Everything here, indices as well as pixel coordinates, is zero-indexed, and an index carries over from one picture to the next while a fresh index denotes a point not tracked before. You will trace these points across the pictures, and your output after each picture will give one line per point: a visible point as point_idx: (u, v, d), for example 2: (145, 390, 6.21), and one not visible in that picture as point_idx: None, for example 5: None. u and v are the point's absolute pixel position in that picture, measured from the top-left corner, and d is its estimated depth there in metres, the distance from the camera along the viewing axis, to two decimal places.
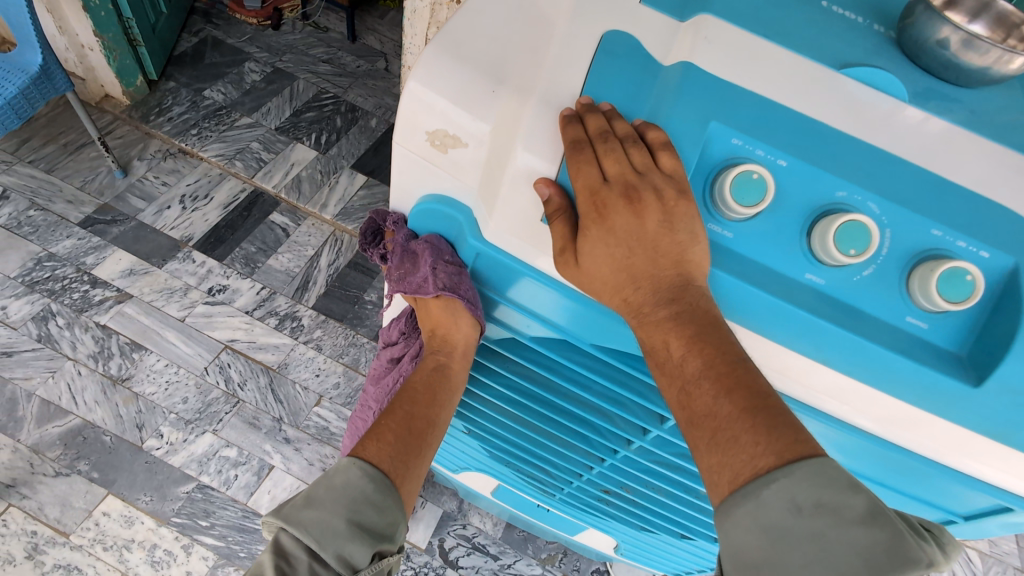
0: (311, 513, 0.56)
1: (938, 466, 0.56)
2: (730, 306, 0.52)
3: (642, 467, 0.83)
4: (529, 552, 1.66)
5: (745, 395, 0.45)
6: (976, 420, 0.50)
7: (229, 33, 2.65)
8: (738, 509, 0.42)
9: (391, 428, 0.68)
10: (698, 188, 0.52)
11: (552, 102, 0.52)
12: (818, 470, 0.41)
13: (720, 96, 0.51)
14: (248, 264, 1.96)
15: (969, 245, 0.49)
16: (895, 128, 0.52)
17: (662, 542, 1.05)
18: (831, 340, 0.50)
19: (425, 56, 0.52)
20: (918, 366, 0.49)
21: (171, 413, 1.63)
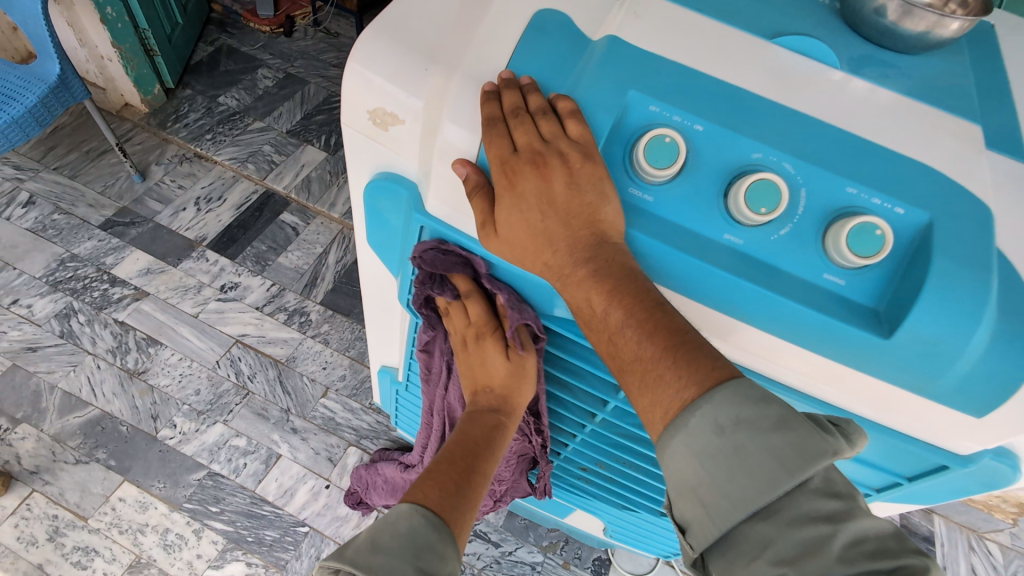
0: (380, 561, 0.51)
1: (871, 424, 0.57)
2: (652, 266, 0.53)
3: (611, 442, 0.84)
4: (531, 540, 1.67)
5: (666, 336, 0.46)
6: (895, 372, 0.50)
7: (243, 41, 2.75)
8: (673, 441, 0.44)
9: (449, 475, 0.65)
10: (616, 156, 0.52)
11: (480, 79, 0.54)
12: (734, 389, 0.43)
13: (639, 68, 0.53)
14: (259, 262, 2.02)
15: (884, 202, 0.49)
16: (812, 96, 0.55)
17: (645, 521, 1.06)
18: (745, 297, 0.51)
19: (364, 37, 0.56)
20: (829, 320, 0.49)
21: (184, 405, 1.69)
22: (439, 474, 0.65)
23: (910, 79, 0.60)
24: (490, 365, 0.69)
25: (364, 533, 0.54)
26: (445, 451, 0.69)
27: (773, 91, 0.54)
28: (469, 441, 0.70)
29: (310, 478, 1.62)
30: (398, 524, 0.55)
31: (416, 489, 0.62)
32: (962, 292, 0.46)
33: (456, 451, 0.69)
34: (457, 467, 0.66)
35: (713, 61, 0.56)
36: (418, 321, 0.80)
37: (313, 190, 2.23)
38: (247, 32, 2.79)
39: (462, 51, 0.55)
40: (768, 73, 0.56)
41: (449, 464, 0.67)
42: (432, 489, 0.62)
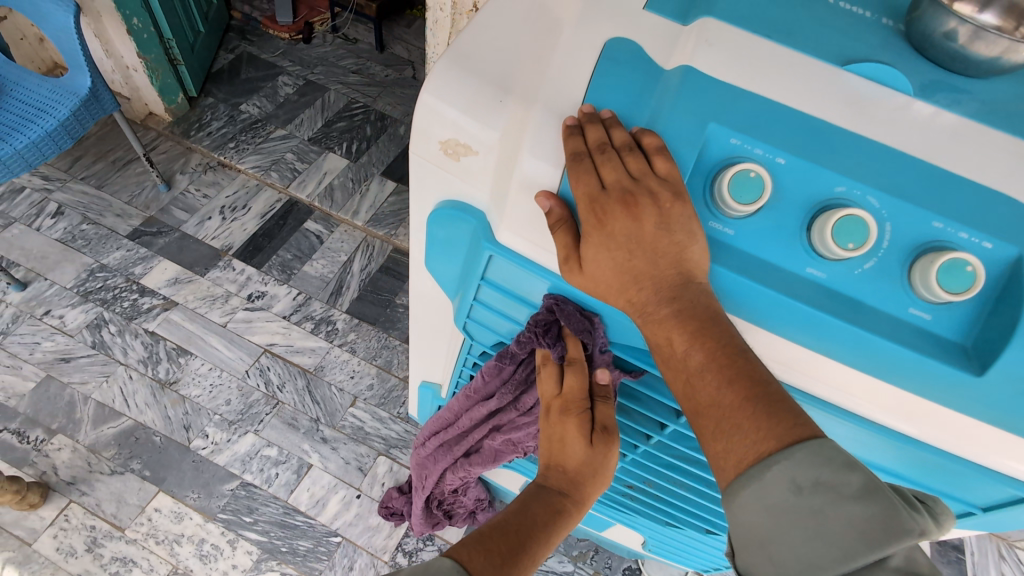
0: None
1: (954, 459, 0.55)
2: (730, 299, 0.52)
3: (663, 462, 0.84)
4: (560, 549, 1.67)
5: (743, 388, 0.46)
6: (982, 407, 0.48)
7: (263, 49, 2.76)
8: (744, 492, 0.44)
9: (498, 545, 0.59)
10: (697, 189, 0.52)
11: (556, 109, 0.53)
12: (816, 449, 0.42)
13: (719, 98, 0.52)
14: (285, 271, 2.04)
15: (971, 236, 0.48)
16: (891, 125, 0.54)
17: (689, 537, 1.05)
18: (831, 332, 0.50)
19: (437, 68, 0.55)
20: (918, 356, 0.48)
21: (215, 415, 1.70)
22: (487, 540, 0.59)
23: (983, 106, 0.59)
24: (563, 450, 0.68)
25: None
26: (517, 519, 0.65)
27: (847, 122, 0.54)
28: (549, 516, 0.66)
29: (342, 488, 1.63)
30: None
31: (465, 549, 0.56)
32: None
33: (519, 524, 0.64)
34: (511, 536, 0.61)
35: (784, 88, 0.55)
36: (472, 342, 0.80)
37: (336, 198, 2.24)
38: (266, 39, 2.80)
39: (535, 82, 0.54)
40: (844, 102, 0.55)
41: (505, 534, 0.61)
42: (478, 553, 0.56)
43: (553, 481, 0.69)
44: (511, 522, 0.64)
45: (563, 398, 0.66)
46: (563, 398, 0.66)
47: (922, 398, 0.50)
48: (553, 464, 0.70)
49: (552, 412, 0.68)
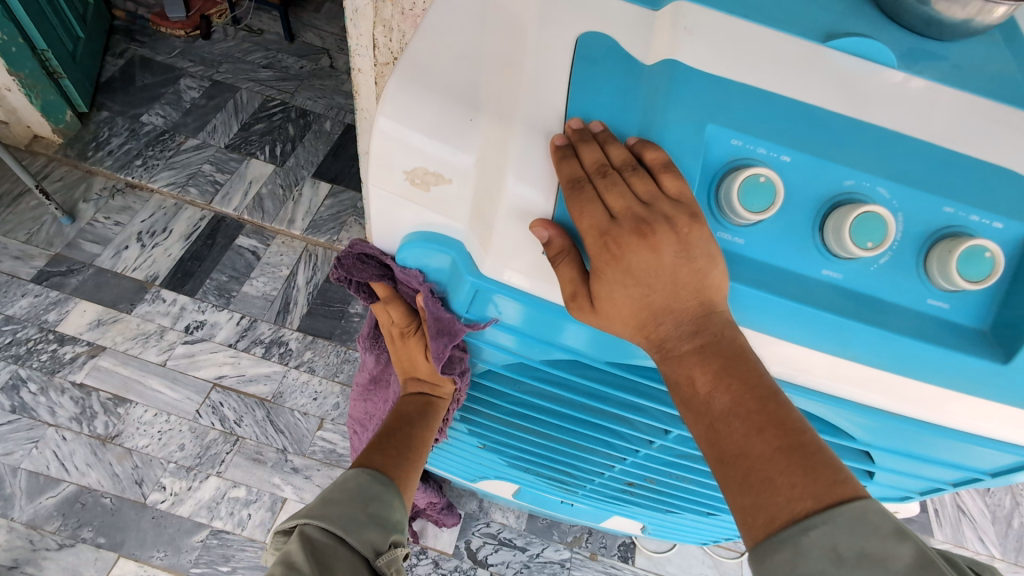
0: (327, 506, 0.59)
1: (972, 438, 0.54)
2: (747, 313, 0.48)
3: (665, 462, 0.81)
4: (555, 538, 1.66)
5: (775, 438, 0.43)
6: (1007, 391, 0.48)
7: (157, 50, 2.49)
8: (777, 556, 0.40)
9: (391, 444, 0.72)
10: (701, 198, 0.47)
11: (535, 123, 0.47)
12: (860, 515, 0.39)
13: (712, 95, 0.47)
14: (222, 294, 1.88)
15: (982, 218, 0.46)
16: (883, 102, 0.51)
17: (690, 520, 1.05)
18: (857, 336, 0.47)
19: (391, 88, 0.47)
20: (944, 350, 0.46)
21: (170, 463, 1.56)
22: (379, 453, 0.71)
23: (961, 71, 0.57)
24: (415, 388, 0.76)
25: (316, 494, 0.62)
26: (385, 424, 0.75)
27: (841, 103, 0.50)
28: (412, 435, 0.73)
29: None
30: (345, 477, 0.66)
31: (364, 454, 0.71)
32: None
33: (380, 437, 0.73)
34: (383, 441, 0.72)
35: (774, 72, 0.50)
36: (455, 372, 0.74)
37: (267, 208, 2.07)
38: (159, 38, 2.53)
39: (507, 93, 0.48)
40: (835, 82, 0.51)
41: (375, 444, 0.72)
42: (373, 453, 0.71)
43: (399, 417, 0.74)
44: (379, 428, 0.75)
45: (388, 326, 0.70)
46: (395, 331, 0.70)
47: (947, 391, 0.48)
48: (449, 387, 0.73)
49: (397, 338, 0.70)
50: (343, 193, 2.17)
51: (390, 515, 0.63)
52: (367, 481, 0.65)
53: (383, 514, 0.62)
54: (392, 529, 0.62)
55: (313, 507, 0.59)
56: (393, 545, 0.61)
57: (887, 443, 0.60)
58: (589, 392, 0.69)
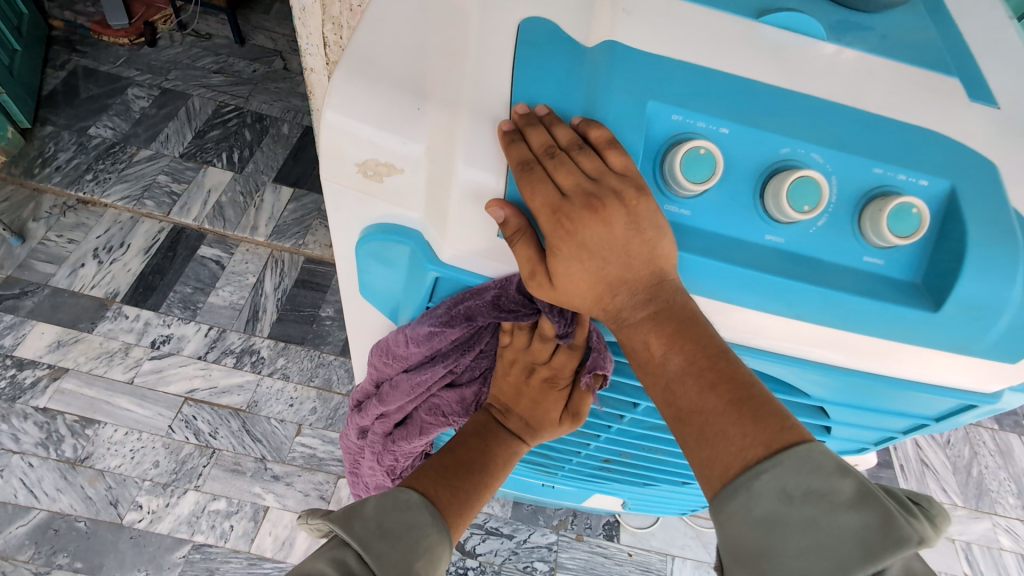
0: (386, 547, 0.52)
1: (914, 385, 0.57)
2: (697, 282, 0.50)
3: (638, 434, 0.84)
4: (541, 522, 1.69)
5: (727, 392, 0.45)
6: (944, 338, 0.50)
7: (100, 59, 2.40)
8: (732, 503, 0.42)
9: (442, 463, 0.67)
10: (647, 173, 0.49)
11: (482, 109, 0.48)
12: (804, 455, 0.41)
13: (652, 73, 0.49)
14: (188, 306, 1.84)
15: (909, 176, 0.49)
16: (815, 73, 0.54)
17: (667, 491, 1.08)
18: (800, 296, 0.49)
19: (336, 81, 0.48)
20: (881, 304, 0.49)
21: (145, 481, 1.53)
22: (443, 468, 0.66)
23: (887, 41, 0.60)
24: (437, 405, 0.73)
25: (375, 508, 0.55)
26: (463, 452, 0.69)
27: (775, 75, 0.52)
28: (489, 465, 0.70)
29: None
30: (402, 497, 0.58)
31: (406, 480, 0.62)
32: (997, 254, 0.48)
33: (460, 458, 0.68)
34: (446, 468, 0.66)
35: (709, 47, 0.52)
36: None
37: (228, 216, 2.03)
38: (102, 47, 2.45)
39: (453, 81, 0.49)
40: (769, 56, 0.54)
41: (458, 466, 0.67)
42: (439, 486, 0.63)
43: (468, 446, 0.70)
44: (453, 453, 0.69)
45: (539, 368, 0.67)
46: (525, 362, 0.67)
47: (885, 342, 0.51)
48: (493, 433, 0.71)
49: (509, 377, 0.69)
50: (306, 196, 2.14)
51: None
52: (430, 521, 0.57)
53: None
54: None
55: (369, 534, 0.52)
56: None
57: (839, 397, 0.63)
58: (557, 371, 0.71)
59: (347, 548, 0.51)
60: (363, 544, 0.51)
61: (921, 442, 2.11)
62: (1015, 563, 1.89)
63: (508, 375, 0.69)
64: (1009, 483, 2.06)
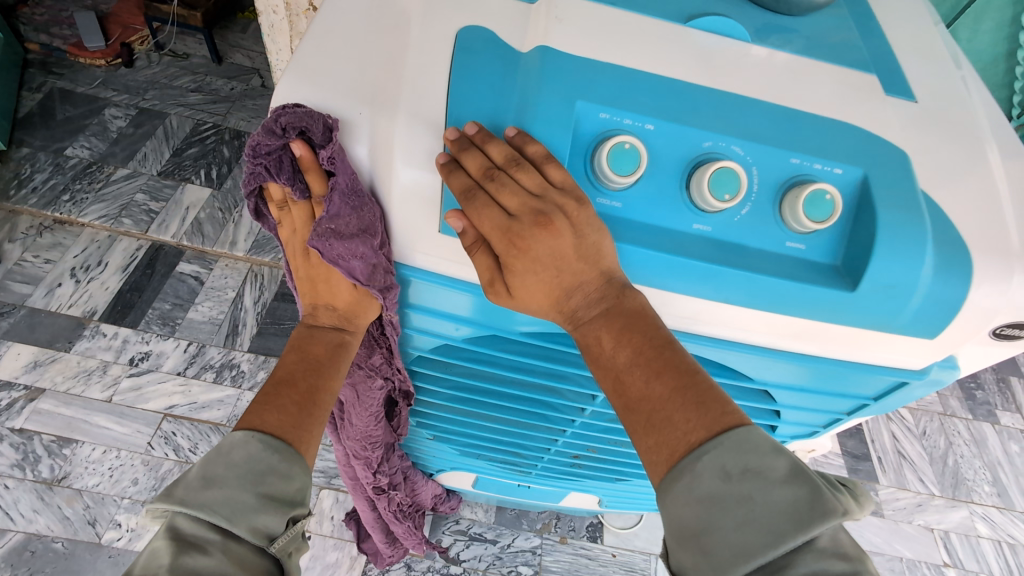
0: (219, 491, 0.53)
1: (849, 364, 0.60)
2: (630, 270, 0.53)
3: (601, 428, 0.86)
4: (525, 526, 1.69)
5: (671, 383, 0.47)
6: (864, 316, 0.53)
7: (77, 81, 2.42)
8: (676, 484, 0.45)
9: (291, 399, 0.63)
10: (578, 168, 0.52)
11: (420, 112, 0.50)
12: (743, 436, 0.44)
13: (581, 76, 0.52)
14: (167, 323, 1.84)
15: (824, 165, 0.52)
16: (738, 72, 0.57)
17: (639, 486, 1.10)
18: (726, 280, 0.52)
19: (282, 90, 0.50)
20: (802, 285, 0.52)
21: (123, 499, 1.52)
22: (289, 405, 0.63)
23: (810, 41, 0.64)
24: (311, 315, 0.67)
25: (198, 465, 0.54)
26: (287, 360, 0.66)
27: (700, 75, 0.56)
28: (321, 370, 0.65)
29: None
30: (236, 448, 0.57)
31: (257, 415, 0.61)
32: (905, 235, 0.51)
33: (302, 384, 0.64)
34: (299, 395, 0.64)
35: (637, 50, 0.56)
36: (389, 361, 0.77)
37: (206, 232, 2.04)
38: (78, 69, 2.46)
39: (393, 86, 0.51)
40: (694, 57, 0.57)
41: (288, 387, 0.64)
42: (268, 413, 0.62)
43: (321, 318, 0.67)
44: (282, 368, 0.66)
45: (302, 242, 0.58)
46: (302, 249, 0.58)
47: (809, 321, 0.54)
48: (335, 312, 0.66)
49: (332, 262, 0.61)
50: None
51: (280, 493, 0.57)
52: (275, 453, 0.58)
53: (284, 494, 0.57)
54: (286, 507, 0.57)
55: (194, 486, 0.52)
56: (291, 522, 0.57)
57: (783, 380, 0.66)
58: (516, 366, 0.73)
59: (180, 507, 0.51)
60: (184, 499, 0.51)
61: (897, 435, 2.15)
62: (992, 551, 1.93)
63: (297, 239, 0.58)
64: (984, 472, 2.10)
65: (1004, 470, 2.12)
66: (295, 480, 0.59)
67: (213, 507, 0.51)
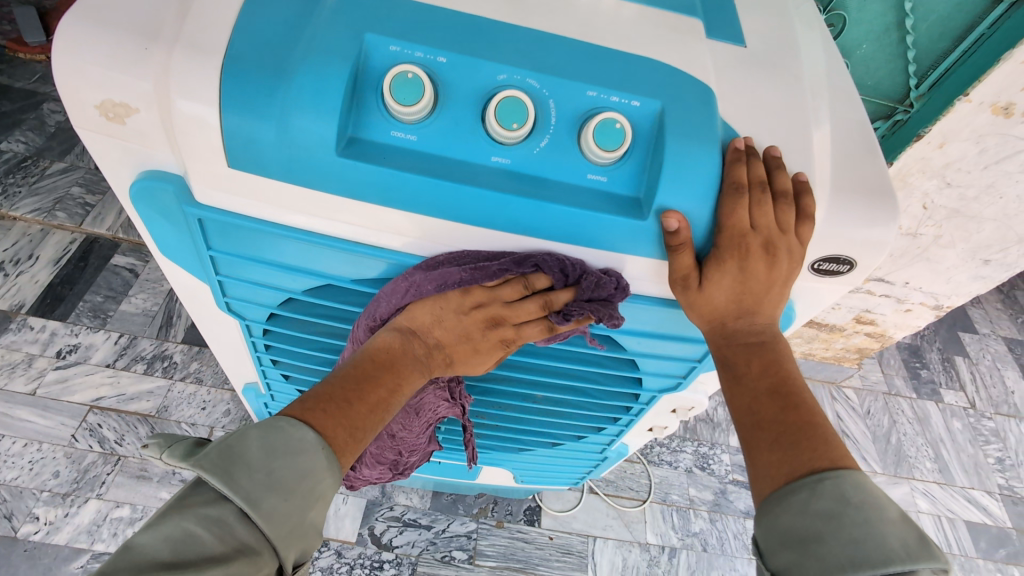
0: (283, 502, 0.57)
1: (659, 299, 0.70)
2: (430, 202, 0.59)
3: (481, 389, 0.89)
4: (460, 512, 1.68)
5: (774, 377, 0.68)
6: (657, 242, 0.63)
7: (16, 76, 2.38)
8: (795, 495, 0.60)
9: (360, 412, 0.67)
10: (373, 103, 0.58)
11: (203, 48, 0.54)
12: (857, 480, 0.58)
13: (377, 13, 0.57)
14: (98, 315, 1.81)
15: (619, 97, 0.59)
16: (529, 11, 0.61)
17: (545, 457, 1.12)
18: (522, 210, 0.59)
19: (64, 27, 0.53)
20: (597, 214, 0.60)
21: (43, 492, 1.49)
22: (346, 401, 0.66)
23: None
24: (394, 333, 0.69)
25: (265, 453, 0.59)
26: (314, 386, 0.67)
27: (503, 13, 0.61)
28: (387, 397, 0.69)
29: None
30: (295, 437, 0.61)
31: (250, 437, 0.60)
32: (690, 169, 0.61)
33: (359, 402, 0.67)
34: (339, 407, 0.66)
35: None
36: (248, 322, 0.81)
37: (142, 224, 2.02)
38: (18, 64, 2.42)
39: (178, 26, 0.55)
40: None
41: (334, 400, 0.66)
42: (337, 428, 0.65)
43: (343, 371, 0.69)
44: (313, 391, 0.67)
45: (492, 305, 0.66)
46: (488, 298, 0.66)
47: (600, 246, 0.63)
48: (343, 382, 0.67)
49: (451, 318, 0.68)
50: None
51: (316, 517, 0.61)
52: (330, 465, 0.62)
53: (316, 523, 0.62)
54: (308, 535, 0.61)
55: (258, 484, 0.57)
56: (298, 558, 0.60)
57: (619, 323, 0.73)
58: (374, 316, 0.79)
59: (223, 519, 0.55)
60: (229, 521, 0.55)
61: (842, 414, 2.17)
62: (932, 525, 1.94)
63: (415, 314, 0.68)
64: (926, 449, 2.13)
65: (946, 447, 2.14)
66: (322, 504, 0.62)
67: (272, 523, 0.56)
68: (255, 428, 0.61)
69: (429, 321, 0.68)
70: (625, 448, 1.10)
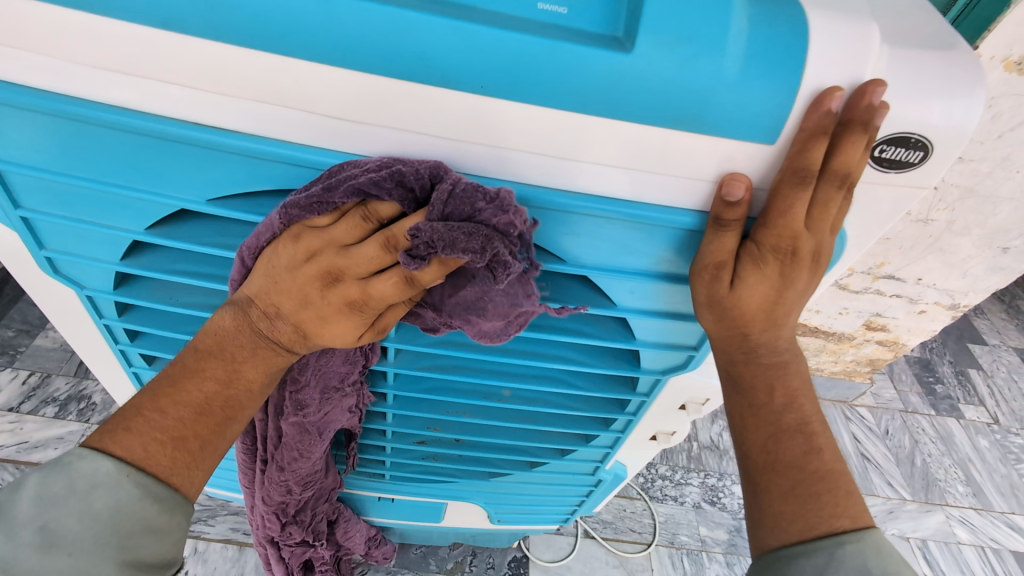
0: (69, 554, 0.55)
1: (621, 204, 0.61)
2: (319, 35, 0.51)
3: (422, 387, 0.80)
4: (432, 568, 1.40)
5: (796, 416, 0.72)
6: (640, 85, 0.53)
7: None
8: (810, 560, 0.64)
9: (200, 432, 0.62)
10: None
11: None
12: (874, 547, 0.64)
13: None
14: (5, 351, 1.56)
15: None
16: None
17: (522, 485, 0.97)
18: (450, 39, 0.51)
19: None
20: (552, 43, 0.51)
21: None
22: (183, 418, 0.61)
23: None
24: (233, 310, 0.61)
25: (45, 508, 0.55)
26: (191, 392, 0.62)
27: None
28: (260, 372, 0.64)
29: None
30: (86, 469, 0.57)
31: (138, 445, 0.59)
32: None
33: (215, 403, 0.63)
34: (210, 416, 0.63)
35: None
36: (93, 291, 0.79)
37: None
38: None
39: None
40: None
41: (202, 414, 0.62)
42: (164, 450, 0.60)
43: (207, 346, 0.63)
44: (179, 359, 0.63)
45: (332, 262, 0.56)
46: (323, 255, 0.57)
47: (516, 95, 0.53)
48: (245, 329, 0.61)
49: (298, 274, 0.58)
50: None
51: (142, 552, 0.59)
52: (153, 502, 0.59)
53: (143, 554, 0.59)
54: (152, 567, 0.60)
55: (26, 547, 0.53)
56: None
57: (596, 260, 0.68)
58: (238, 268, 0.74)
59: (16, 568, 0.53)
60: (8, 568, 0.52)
61: (859, 436, 1.95)
62: (976, 557, 1.71)
63: (308, 269, 0.57)
64: (956, 471, 1.91)
65: (977, 467, 1.93)
66: (173, 540, 0.61)
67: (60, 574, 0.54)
68: (119, 433, 0.59)
69: (286, 283, 0.59)
70: (624, 467, 0.94)
